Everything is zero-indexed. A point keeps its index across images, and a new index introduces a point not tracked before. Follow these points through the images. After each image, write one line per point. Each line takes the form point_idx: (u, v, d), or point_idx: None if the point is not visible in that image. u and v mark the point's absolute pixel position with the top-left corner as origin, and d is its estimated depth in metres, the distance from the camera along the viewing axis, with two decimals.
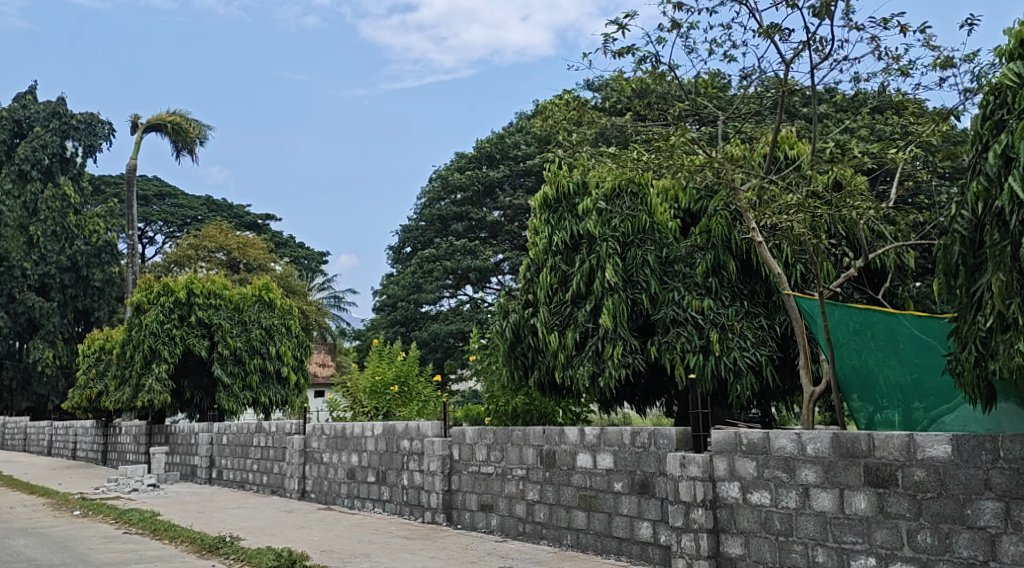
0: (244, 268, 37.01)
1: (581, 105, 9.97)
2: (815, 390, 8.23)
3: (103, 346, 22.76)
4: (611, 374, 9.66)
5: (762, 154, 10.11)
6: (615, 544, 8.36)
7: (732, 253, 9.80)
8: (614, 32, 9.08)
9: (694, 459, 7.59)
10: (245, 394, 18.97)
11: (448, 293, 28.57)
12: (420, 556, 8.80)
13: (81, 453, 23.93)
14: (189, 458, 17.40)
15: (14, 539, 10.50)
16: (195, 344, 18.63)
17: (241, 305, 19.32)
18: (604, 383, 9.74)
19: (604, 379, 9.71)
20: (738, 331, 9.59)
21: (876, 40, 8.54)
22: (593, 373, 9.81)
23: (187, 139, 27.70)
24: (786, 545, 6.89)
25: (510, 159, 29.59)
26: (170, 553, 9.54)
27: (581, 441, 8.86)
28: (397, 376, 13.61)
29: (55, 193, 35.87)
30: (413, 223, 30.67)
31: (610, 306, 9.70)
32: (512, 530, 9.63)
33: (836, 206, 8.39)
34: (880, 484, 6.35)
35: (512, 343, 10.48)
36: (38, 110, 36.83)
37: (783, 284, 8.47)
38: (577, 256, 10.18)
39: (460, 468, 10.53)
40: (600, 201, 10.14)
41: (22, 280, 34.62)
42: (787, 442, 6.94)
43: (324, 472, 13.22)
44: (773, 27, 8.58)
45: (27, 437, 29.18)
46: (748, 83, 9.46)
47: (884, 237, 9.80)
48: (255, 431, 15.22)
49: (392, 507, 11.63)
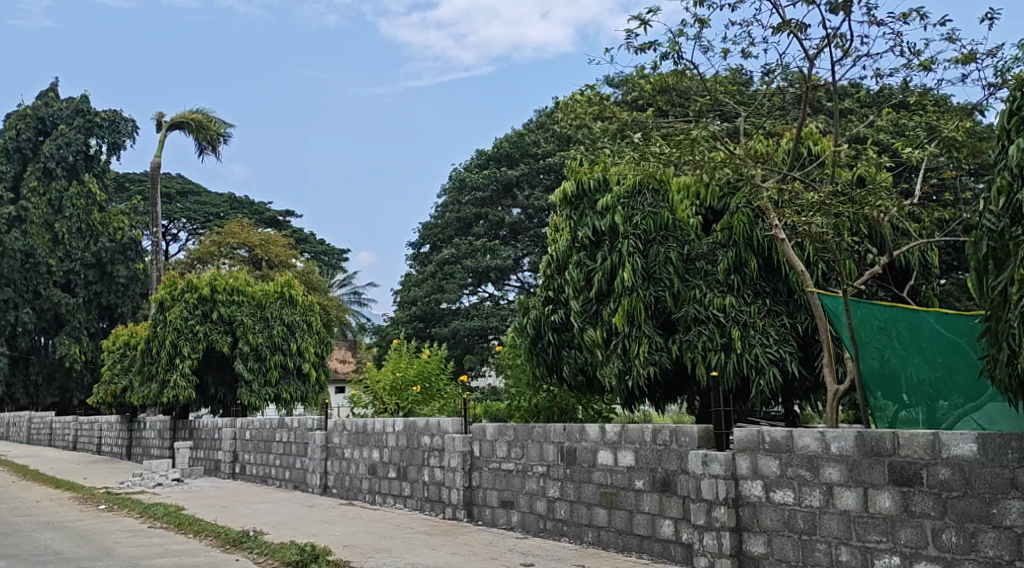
0: (266, 265, 37.18)
1: (603, 100, 9.95)
2: (839, 389, 8.19)
3: (127, 341, 22.95)
4: (638, 372, 9.69)
5: (786, 150, 10.06)
6: (637, 542, 8.35)
7: (753, 250, 9.74)
8: (636, 28, 9.06)
9: (716, 457, 7.57)
10: (266, 390, 19.10)
11: (468, 291, 28.64)
12: (442, 553, 8.83)
13: (107, 448, 24.23)
14: (213, 453, 17.54)
15: (41, 533, 10.64)
16: (218, 341, 18.85)
17: (263, 302, 19.40)
18: (633, 383, 9.76)
19: (632, 379, 9.73)
20: (760, 328, 9.58)
21: (897, 34, 8.47)
22: (623, 372, 9.84)
23: (210, 136, 27.91)
24: (810, 543, 6.86)
25: (529, 157, 29.46)
26: (194, 548, 9.62)
27: (602, 439, 8.86)
28: (417, 374, 13.62)
29: (80, 191, 36.22)
30: (434, 221, 30.77)
31: (627, 306, 9.73)
32: (532, 527, 9.66)
33: (859, 204, 8.32)
34: (905, 482, 6.32)
35: (533, 340, 10.46)
36: (62, 107, 37.17)
37: (806, 281, 8.44)
38: (600, 253, 10.16)
39: (480, 464, 10.56)
40: (622, 197, 10.11)
41: (47, 276, 35.16)
42: (811, 440, 6.91)
43: (346, 468, 13.30)
44: (793, 23, 8.53)
45: (52, 432, 29.57)
46: (770, 79, 9.42)
47: (909, 235, 9.71)
48: (277, 426, 15.30)
49: (414, 503, 11.67)
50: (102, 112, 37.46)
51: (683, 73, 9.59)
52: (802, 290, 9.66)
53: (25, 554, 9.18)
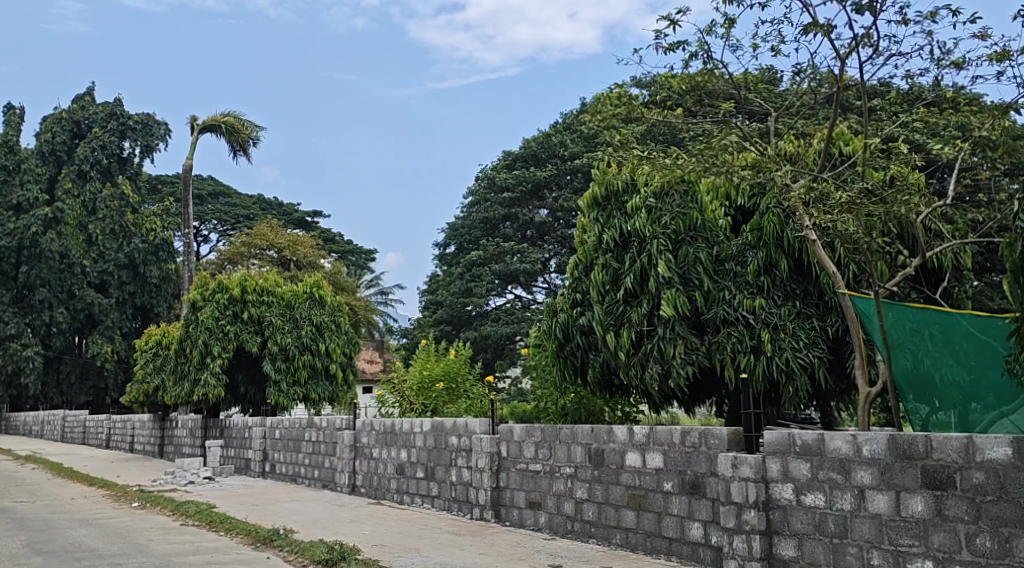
0: (294, 266, 37.49)
1: (631, 101, 9.93)
2: (871, 392, 8.11)
3: (159, 341, 23.20)
4: (679, 374, 9.64)
5: (816, 150, 9.99)
6: (665, 544, 8.33)
7: (784, 251, 9.71)
8: (665, 28, 9.06)
9: (746, 460, 7.55)
10: (294, 390, 19.27)
11: (496, 293, 28.73)
12: (470, 552, 8.88)
13: (139, 446, 24.56)
14: (243, 451, 17.69)
15: (76, 529, 10.82)
16: (248, 341, 19.03)
17: (292, 302, 19.55)
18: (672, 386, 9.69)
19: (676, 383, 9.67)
20: (791, 332, 9.53)
21: (927, 34, 8.40)
22: (660, 375, 9.76)
23: (241, 138, 28.19)
24: (840, 547, 6.82)
25: (556, 158, 29.41)
26: (226, 545, 9.74)
27: (630, 440, 8.85)
28: (444, 372, 13.64)
29: (113, 192, 36.79)
30: (461, 223, 30.88)
31: (669, 297, 9.63)
32: (560, 528, 9.66)
33: (890, 204, 8.20)
34: (938, 486, 6.26)
35: (561, 343, 10.48)
36: (97, 110, 37.68)
37: (838, 282, 8.36)
38: (627, 255, 10.13)
39: (508, 465, 10.58)
40: (650, 198, 10.09)
41: (81, 277, 35.87)
42: (842, 443, 6.86)
43: (374, 467, 13.37)
44: (822, 22, 8.50)
45: (86, 430, 29.96)
46: (800, 79, 9.35)
47: (942, 237, 9.59)
48: (306, 426, 15.42)
49: (441, 504, 11.72)
50: (135, 115, 38.02)
51: (712, 73, 9.57)
52: (833, 292, 9.57)
53: (61, 550, 9.34)
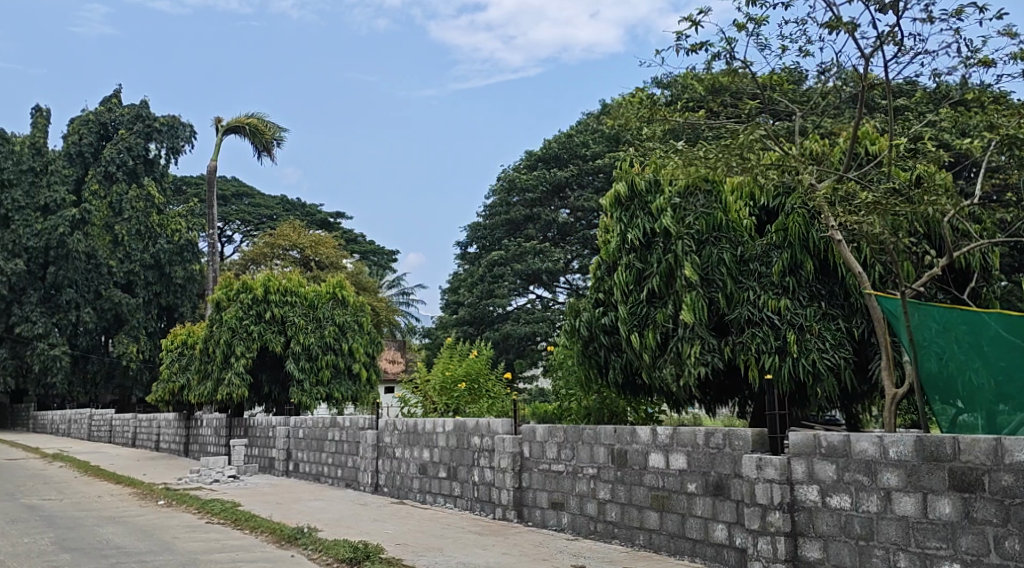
0: (317, 266, 37.66)
1: (653, 102, 9.91)
2: (897, 392, 8.03)
3: (184, 341, 23.36)
4: (691, 373, 9.60)
5: (842, 150, 9.96)
6: (689, 545, 8.31)
7: (810, 252, 9.65)
8: (686, 29, 9.03)
9: (771, 461, 7.52)
10: (317, 389, 19.38)
11: (518, 293, 28.75)
12: (493, 552, 8.89)
13: (164, 445, 24.77)
14: (267, 450, 17.80)
15: (103, 527, 10.93)
16: (271, 341, 19.13)
17: (315, 302, 19.68)
18: (687, 385, 9.64)
19: (685, 380, 9.62)
20: (817, 332, 9.48)
21: (953, 32, 8.33)
22: (677, 376, 9.75)
23: (265, 139, 28.37)
24: (866, 549, 6.77)
25: (578, 158, 29.38)
26: (250, 543, 9.80)
27: (653, 441, 8.82)
28: (466, 373, 13.63)
29: (139, 194, 37.16)
30: (482, 223, 30.96)
31: (690, 301, 9.62)
32: (583, 528, 9.64)
33: (917, 204, 8.13)
34: (966, 488, 6.21)
35: (584, 342, 10.42)
36: (123, 112, 38.10)
37: (864, 283, 8.27)
38: (651, 256, 10.12)
39: (530, 465, 10.58)
40: (675, 197, 10.10)
41: (108, 277, 36.24)
42: (869, 444, 6.80)
43: (397, 467, 13.42)
44: (846, 21, 8.45)
45: (112, 429, 30.24)
46: (825, 78, 9.29)
47: (969, 236, 9.49)
48: (330, 425, 15.50)
49: (464, 503, 11.74)
50: (160, 117, 38.34)
51: (736, 73, 9.52)
52: (859, 293, 9.52)
53: (89, 547, 9.43)
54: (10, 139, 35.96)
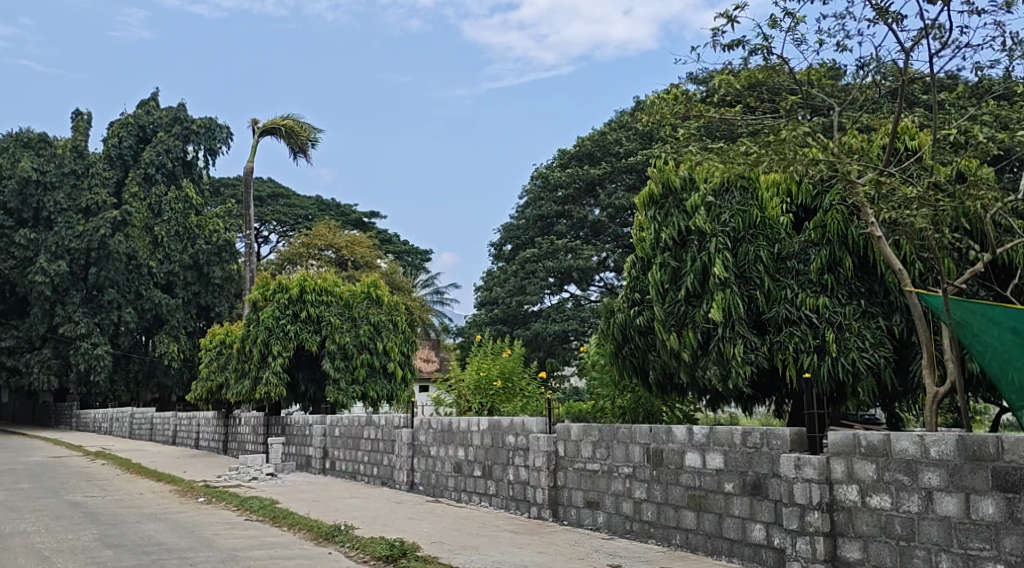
0: (352, 266, 37.92)
1: (689, 99, 9.84)
2: (939, 391, 7.90)
3: (222, 340, 23.62)
4: (737, 374, 9.52)
5: (881, 146, 9.85)
6: (726, 545, 8.26)
7: (848, 248, 9.50)
8: (723, 25, 8.97)
9: (810, 461, 7.45)
10: (353, 388, 19.53)
11: (550, 292, 28.79)
12: (528, 552, 8.89)
13: (204, 443, 25.10)
14: (304, 448, 17.97)
15: (145, 523, 11.11)
16: (307, 340, 19.32)
17: (351, 302, 19.91)
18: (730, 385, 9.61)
19: (731, 381, 9.57)
20: (856, 331, 9.34)
21: (998, 24, 8.18)
22: (722, 377, 9.73)
23: (300, 141, 28.63)
24: (907, 549, 6.68)
25: (611, 156, 29.28)
26: (289, 541, 9.89)
27: (689, 440, 8.78)
28: (501, 372, 13.65)
29: (177, 196, 37.93)
30: (514, 222, 31.04)
31: (725, 298, 9.59)
32: (619, 528, 9.62)
33: (960, 199, 7.99)
34: (1010, 489, 6.12)
35: (619, 344, 10.43)
36: (161, 115, 38.87)
37: (904, 280, 8.10)
38: (687, 254, 10.11)
39: (565, 464, 10.57)
40: (709, 196, 10.06)
41: (149, 277, 36.93)
42: (909, 444, 6.71)
43: (432, 465, 13.48)
44: (890, 13, 8.32)
45: (153, 427, 30.73)
46: (864, 73, 9.20)
47: (1014, 232, 9.31)
48: (365, 423, 15.62)
49: (499, 502, 11.77)
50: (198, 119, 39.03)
51: (773, 68, 9.43)
52: (899, 291, 9.33)
53: (132, 544, 9.57)
54: (53, 143, 36.62)
